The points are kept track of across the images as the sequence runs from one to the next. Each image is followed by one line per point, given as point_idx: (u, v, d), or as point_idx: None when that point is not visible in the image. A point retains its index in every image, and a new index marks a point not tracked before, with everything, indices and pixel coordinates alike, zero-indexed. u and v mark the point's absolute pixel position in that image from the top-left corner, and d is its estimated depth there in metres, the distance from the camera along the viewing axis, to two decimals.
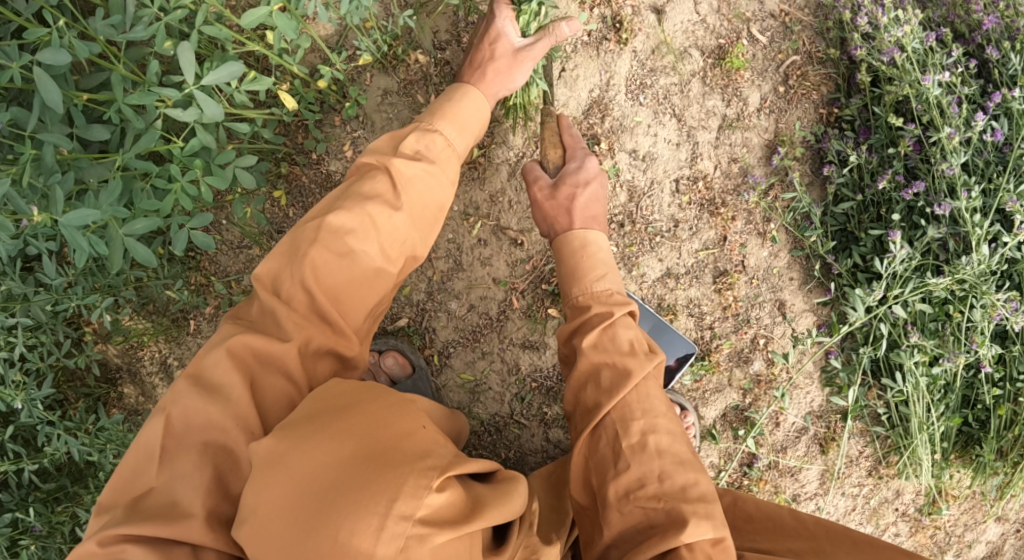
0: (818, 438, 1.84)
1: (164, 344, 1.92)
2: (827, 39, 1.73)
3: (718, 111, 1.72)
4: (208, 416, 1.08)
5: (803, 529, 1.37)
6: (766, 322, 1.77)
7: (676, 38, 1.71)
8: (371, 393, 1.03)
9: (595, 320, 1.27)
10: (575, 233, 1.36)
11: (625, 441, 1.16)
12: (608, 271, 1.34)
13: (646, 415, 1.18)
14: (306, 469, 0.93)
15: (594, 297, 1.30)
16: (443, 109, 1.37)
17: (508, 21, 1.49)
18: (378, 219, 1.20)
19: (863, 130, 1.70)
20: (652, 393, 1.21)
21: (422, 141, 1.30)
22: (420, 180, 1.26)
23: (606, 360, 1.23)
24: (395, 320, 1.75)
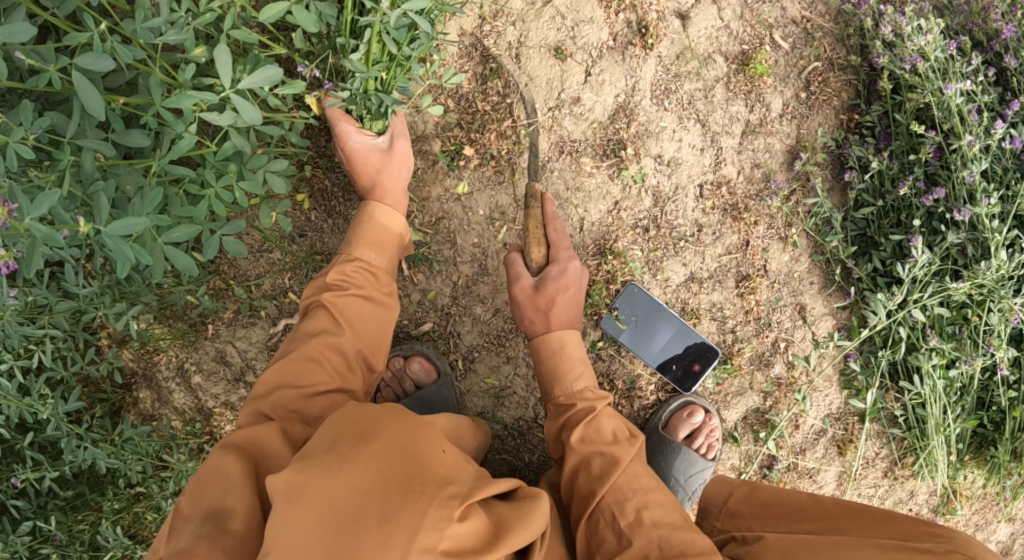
0: (836, 440, 1.86)
1: (181, 349, 1.91)
2: (848, 45, 1.75)
3: (742, 117, 1.74)
4: (215, 491, 1.19)
5: (820, 511, 1.38)
6: (787, 325, 1.79)
7: (700, 43, 1.71)
8: (388, 418, 1.09)
9: (579, 418, 1.43)
10: (551, 335, 1.51)
11: (623, 519, 1.30)
12: (584, 366, 1.50)
13: (637, 494, 1.32)
14: (329, 499, 0.99)
15: (575, 396, 1.47)
16: (355, 237, 1.53)
17: (359, 135, 1.58)
18: (327, 350, 1.38)
19: (883, 137, 1.72)
20: (641, 473, 1.37)
21: (343, 271, 1.47)
22: (354, 305, 1.45)
23: (593, 451, 1.39)
24: (419, 325, 1.74)
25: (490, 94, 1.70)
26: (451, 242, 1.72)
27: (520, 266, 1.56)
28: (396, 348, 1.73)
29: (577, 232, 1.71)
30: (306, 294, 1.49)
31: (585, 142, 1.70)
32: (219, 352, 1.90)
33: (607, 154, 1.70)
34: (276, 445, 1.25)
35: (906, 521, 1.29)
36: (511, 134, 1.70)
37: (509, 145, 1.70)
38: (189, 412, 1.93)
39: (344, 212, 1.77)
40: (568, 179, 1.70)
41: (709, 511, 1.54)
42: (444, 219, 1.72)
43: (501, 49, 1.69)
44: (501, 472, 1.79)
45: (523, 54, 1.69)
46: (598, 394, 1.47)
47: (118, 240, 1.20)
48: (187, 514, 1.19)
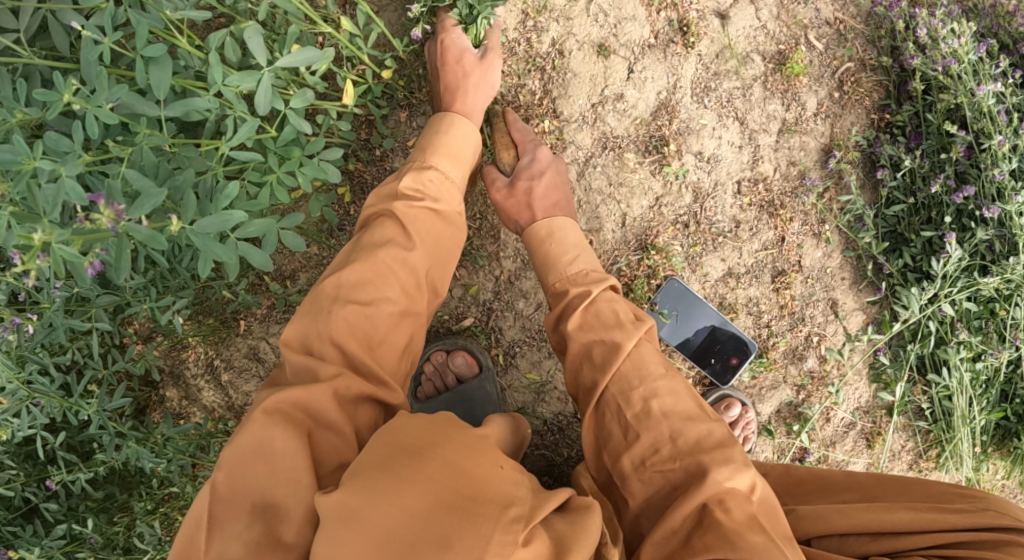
0: (865, 432, 1.90)
1: (211, 346, 1.89)
2: (879, 47, 1.79)
3: (779, 115, 1.77)
4: (259, 469, 1.05)
5: (855, 485, 1.35)
6: (820, 320, 1.83)
7: (739, 42, 1.74)
8: (441, 431, 1.00)
9: (574, 302, 1.35)
10: (539, 223, 1.46)
11: (629, 410, 1.19)
12: (579, 250, 1.43)
13: (645, 381, 1.21)
14: (384, 527, 0.91)
15: (569, 279, 1.39)
16: (434, 144, 1.45)
17: (459, 37, 1.53)
18: (396, 263, 1.27)
19: (914, 136, 1.76)
20: (648, 357, 1.26)
21: (419, 178, 1.39)
22: (425, 218, 1.35)
23: (596, 338, 1.29)
24: (460, 320, 1.76)
25: (533, 89, 1.71)
26: (494, 237, 1.72)
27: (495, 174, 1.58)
28: (438, 342, 1.74)
29: (620, 228, 1.74)
30: (370, 203, 1.39)
31: (627, 139, 1.73)
32: (252, 349, 1.89)
33: (650, 150, 1.73)
34: (329, 406, 1.12)
35: (942, 491, 1.27)
36: (555, 129, 1.72)
37: (553, 141, 1.72)
38: (218, 410, 1.90)
39: None
40: (611, 175, 1.73)
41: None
42: (487, 213, 1.72)
43: (544, 45, 1.70)
44: (539, 467, 1.79)
45: (567, 50, 1.71)
46: (590, 273, 1.39)
47: (205, 237, 1.14)
48: (227, 499, 1.04)
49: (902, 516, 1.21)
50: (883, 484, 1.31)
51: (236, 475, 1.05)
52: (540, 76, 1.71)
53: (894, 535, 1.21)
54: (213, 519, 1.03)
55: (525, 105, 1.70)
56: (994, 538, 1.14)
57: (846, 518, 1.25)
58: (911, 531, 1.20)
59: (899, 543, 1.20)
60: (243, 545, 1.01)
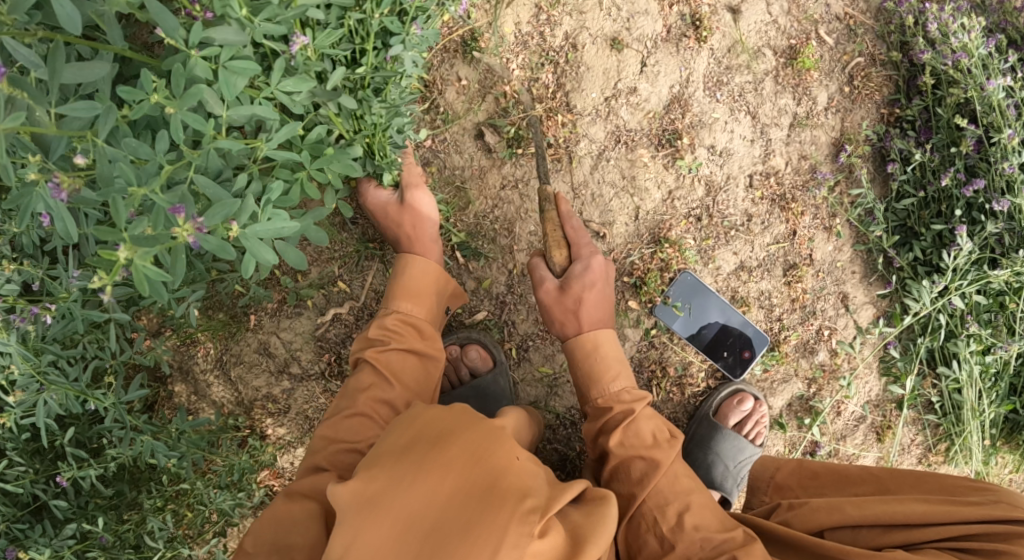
0: (875, 426, 1.90)
1: (220, 342, 1.88)
2: (888, 42, 1.80)
3: (790, 109, 1.78)
4: (276, 529, 1.19)
5: (869, 477, 1.35)
6: (830, 314, 1.84)
7: (750, 37, 1.75)
8: (459, 420, 1.00)
9: (617, 420, 1.38)
10: (584, 336, 1.43)
11: (664, 523, 1.26)
12: (624, 367, 1.43)
13: (679, 497, 1.29)
14: (404, 512, 0.90)
15: (613, 398, 1.40)
16: (395, 288, 1.50)
17: (376, 193, 1.57)
18: (377, 404, 1.35)
19: (923, 131, 1.76)
20: (682, 474, 1.34)
21: (383, 329, 1.44)
22: (396, 358, 1.41)
23: (634, 453, 1.34)
24: (473, 313, 1.75)
25: (546, 83, 1.71)
26: (508, 230, 1.73)
27: (543, 270, 1.51)
28: (452, 336, 1.73)
29: (632, 221, 1.75)
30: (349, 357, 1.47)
31: (641, 132, 1.73)
32: (263, 344, 1.89)
33: (662, 144, 1.74)
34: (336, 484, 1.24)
35: (954, 481, 1.27)
36: (569, 123, 1.72)
37: (568, 134, 1.72)
38: (228, 405, 1.90)
39: None
40: (623, 168, 1.74)
41: (755, 487, 1.48)
42: (501, 207, 1.73)
43: (558, 39, 1.71)
44: (552, 462, 1.79)
45: (580, 44, 1.71)
46: (631, 391, 1.41)
47: (255, 241, 1.16)
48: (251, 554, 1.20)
49: (918, 508, 1.20)
50: (897, 477, 1.31)
51: (262, 530, 1.20)
52: (553, 70, 1.71)
53: (908, 527, 1.21)
54: None
55: (538, 99, 1.71)
56: (1008, 529, 1.13)
57: (860, 509, 1.24)
58: (926, 522, 1.19)
59: (912, 534, 1.19)
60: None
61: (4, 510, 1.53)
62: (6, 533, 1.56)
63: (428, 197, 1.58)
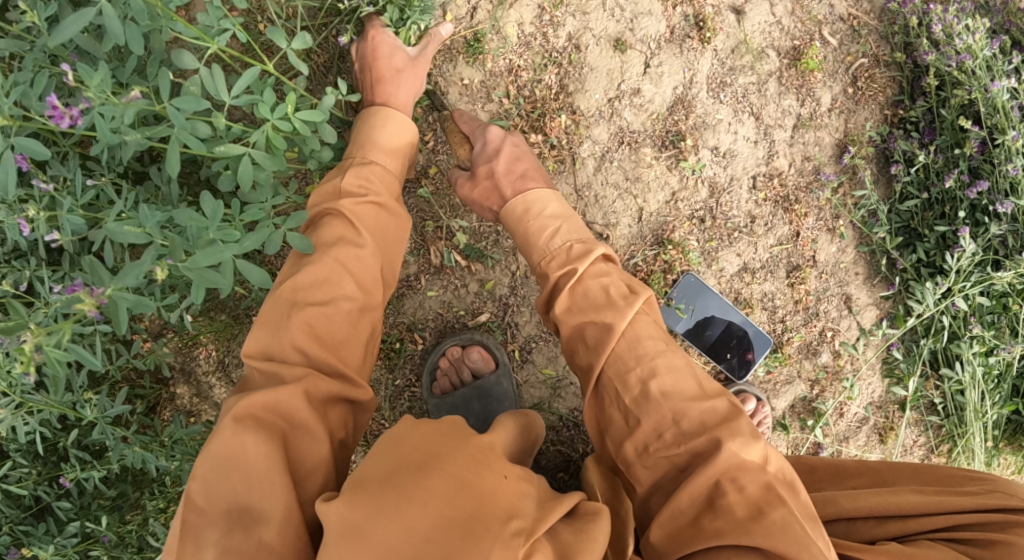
0: (877, 427, 1.90)
1: (221, 344, 1.91)
2: (892, 42, 1.79)
3: (794, 111, 1.78)
4: (234, 480, 1.03)
5: (867, 471, 1.34)
6: (833, 315, 1.83)
7: (755, 38, 1.75)
8: (446, 443, 0.98)
9: (562, 281, 1.32)
10: (514, 201, 1.43)
11: (627, 395, 1.17)
12: (566, 222, 1.40)
13: (640, 362, 1.19)
14: (386, 543, 0.89)
15: (553, 258, 1.36)
16: (373, 138, 1.44)
17: (388, 36, 1.53)
18: (350, 261, 1.27)
19: (928, 131, 1.76)
20: (644, 334, 1.22)
21: (362, 172, 1.38)
22: (371, 214, 1.34)
23: (585, 318, 1.26)
24: (476, 315, 1.75)
25: (550, 83, 1.71)
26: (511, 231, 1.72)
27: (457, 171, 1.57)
28: (454, 337, 1.73)
29: (636, 223, 1.74)
30: (312, 202, 1.36)
31: (644, 133, 1.73)
32: None
33: (666, 145, 1.73)
34: (299, 406, 1.11)
35: (950, 472, 1.28)
36: (573, 123, 1.71)
37: (571, 135, 1.71)
38: None
39: None
40: (626, 169, 1.73)
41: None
42: None
43: (560, 39, 1.70)
44: (555, 463, 1.79)
45: (583, 44, 1.70)
46: (574, 245, 1.35)
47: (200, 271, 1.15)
48: (204, 507, 1.03)
49: (912, 498, 1.20)
50: (894, 469, 1.32)
51: (214, 487, 1.03)
52: (556, 70, 1.70)
53: (902, 517, 1.20)
54: (188, 532, 1.02)
55: (541, 100, 1.70)
56: (1005, 517, 1.14)
57: (853, 501, 1.24)
58: (919, 512, 1.19)
59: (904, 524, 1.19)
60: (218, 549, 0.99)
61: (6, 511, 1.55)
62: (8, 534, 1.58)
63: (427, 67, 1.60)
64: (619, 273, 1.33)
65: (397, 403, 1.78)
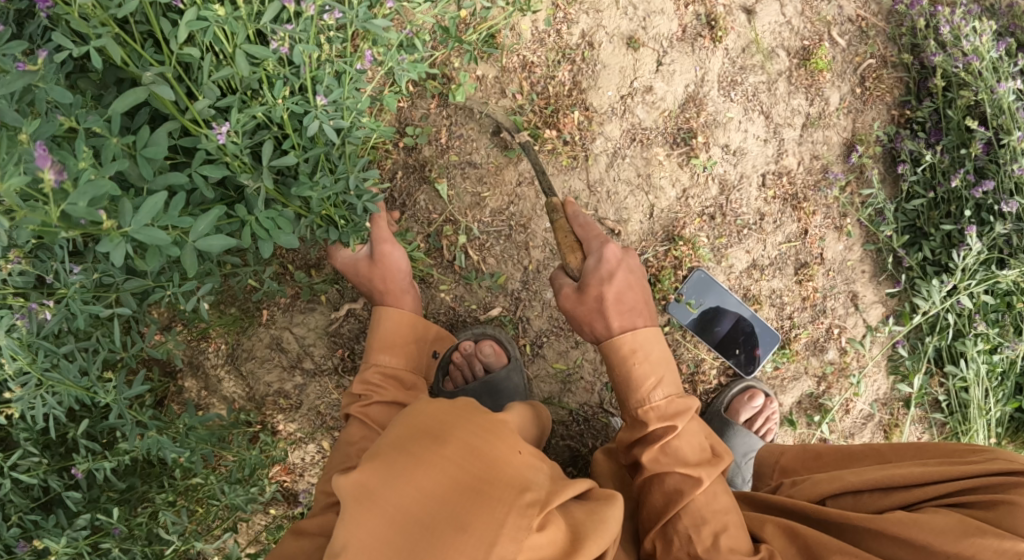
0: (882, 424, 1.92)
1: (232, 336, 1.95)
2: (899, 44, 1.82)
3: (803, 110, 1.80)
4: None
5: (872, 452, 1.34)
6: (840, 312, 1.86)
7: (765, 37, 1.77)
8: (459, 419, 1.00)
9: (659, 436, 1.26)
10: (621, 337, 1.28)
11: (699, 545, 1.18)
12: (665, 366, 1.29)
13: (715, 518, 1.20)
14: (399, 507, 0.91)
15: (654, 408, 1.26)
16: (372, 343, 1.50)
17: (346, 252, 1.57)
18: (369, 455, 1.35)
19: (934, 132, 1.78)
20: (721, 491, 1.24)
21: (366, 380, 1.45)
22: (382, 409, 1.42)
23: (669, 468, 1.24)
24: (487, 310, 1.76)
25: (563, 81, 1.72)
26: (524, 227, 1.74)
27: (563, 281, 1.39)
28: (467, 331, 1.74)
29: (647, 219, 1.76)
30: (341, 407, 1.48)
31: (656, 130, 1.74)
32: (276, 337, 1.96)
33: (678, 142, 1.75)
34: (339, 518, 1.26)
35: (954, 445, 1.26)
36: (585, 120, 1.73)
37: (583, 131, 1.73)
38: (239, 401, 1.97)
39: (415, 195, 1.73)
40: (638, 166, 1.75)
41: (761, 474, 1.48)
42: (517, 204, 1.73)
43: (574, 36, 1.72)
44: (564, 459, 1.80)
45: (595, 42, 1.72)
46: (673, 401, 1.27)
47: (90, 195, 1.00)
48: None
49: (914, 469, 1.21)
50: (896, 447, 1.31)
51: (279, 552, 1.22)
52: (568, 68, 1.72)
53: (906, 488, 1.20)
54: None
55: (555, 97, 1.72)
56: (1006, 478, 1.12)
57: (858, 476, 1.26)
58: (922, 481, 1.19)
59: (907, 494, 1.19)
60: None
61: (18, 501, 1.57)
62: (19, 524, 1.60)
63: (400, 251, 1.58)
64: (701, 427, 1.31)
65: None
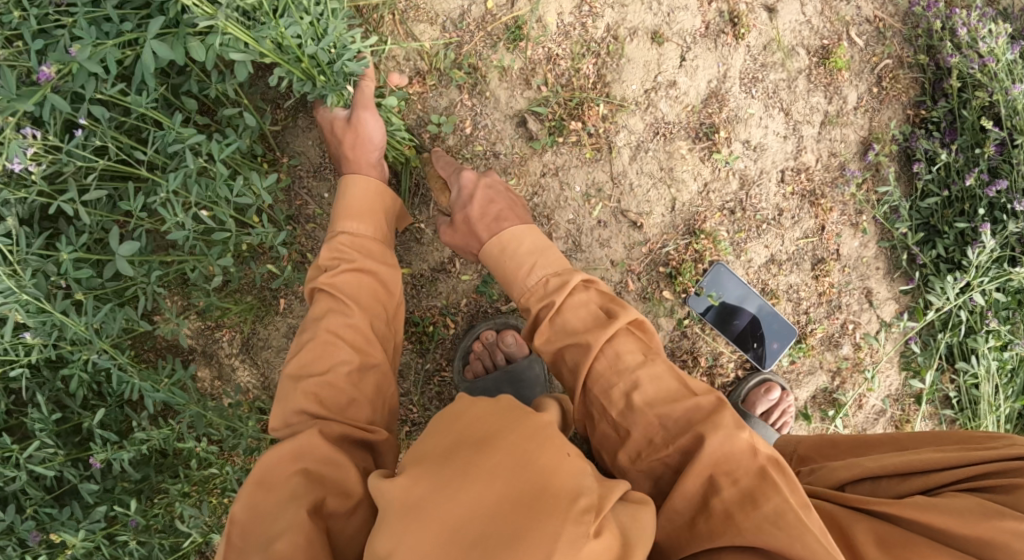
0: (894, 420, 1.94)
1: (248, 325, 1.94)
2: (915, 45, 1.84)
3: (821, 108, 1.83)
4: (269, 505, 1.12)
5: (889, 440, 1.33)
6: (855, 308, 1.88)
7: (786, 36, 1.80)
8: (505, 419, 0.96)
9: (543, 314, 1.25)
10: (488, 241, 1.35)
11: (613, 410, 1.14)
12: (540, 252, 1.31)
13: (623, 376, 1.14)
14: (450, 516, 0.88)
15: (533, 289, 1.28)
16: (342, 208, 1.50)
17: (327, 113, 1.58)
18: (339, 328, 1.34)
19: (949, 132, 1.81)
20: (625, 349, 1.16)
21: (332, 247, 1.45)
22: (350, 279, 1.41)
23: (566, 342, 1.21)
24: (509, 301, 1.77)
25: (587, 73, 1.74)
26: (547, 219, 1.75)
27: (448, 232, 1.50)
28: (489, 322, 1.74)
29: (668, 212, 1.77)
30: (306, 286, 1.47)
31: (679, 125, 1.76)
32: (291, 327, 1.95)
33: (700, 137, 1.77)
34: (315, 444, 1.18)
35: (972, 433, 1.25)
36: (609, 114, 1.74)
37: (607, 124, 1.74)
38: (252, 390, 1.96)
39: (436, 185, 1.74)
40: (661, 160, 1.77)
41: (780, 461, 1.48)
42: (540, 195, 1.75)
43: (599, 30, 1.73)
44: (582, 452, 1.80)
45: (620, 36, 1.74)
46: (550, 278, 1.27)
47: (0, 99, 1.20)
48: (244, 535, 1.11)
49: (934, 455, 1.19)
50: (914, 435, 1.30)
51: (249, 501, 1.13)
52: (592, 61, 1.74)
53: (923, 474, 1.19)
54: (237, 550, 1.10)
55: (579, 89, 1.73)
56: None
57: (875, 462, 1.25)
58: (940, 467, 1.17)
59: (924, 480, 1.18)
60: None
61: (35, 490, 1.54)
62: (34, 516, 1.57)
63: (376, 119, 1.55)
64: (604, 293, 1.27)
65: (427, 387, 1.80)
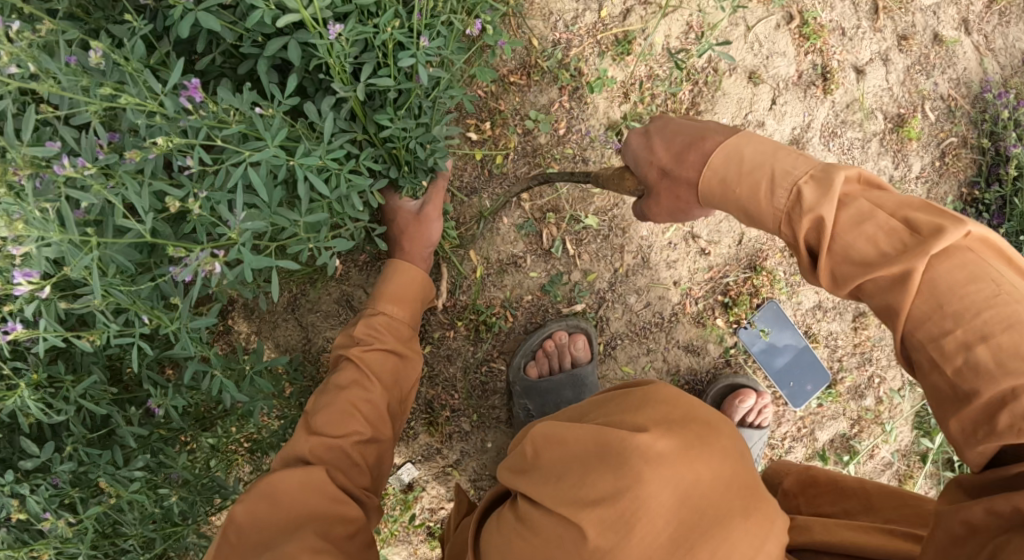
0: (898, 474, 2.01)
1: (300, 285, 1.93)
2: (979, 128, 1.95)
3: (887, 171, 1.93)
4: (270, 520, 1.18)
5: (860, 493, 1.13)
6: (883, 363, 1.96)
7: (869, 98, 1.89)
8: (717, 416, 1.02)
9: (814, 242, 0.96)
10: (711, 164, 1.08)
11: (945, 364, 0.82)
12: (770, 158, 1.03)
13: (967, 322, 0.81)
14: (690, 480, 0.91)
15: (794, 211, 0.97)
16: (382, 292, 1.53)
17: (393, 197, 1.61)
18: (359, 402, 1.36)
19: (997, 215, 1.90)
20: (973, 275, 0.83)
21: (370, 323, 1.48)
22: (382, 359, 1.44)
23: (857, 275, 0.91)
24: (571, 303, 1.81)
25: (684, 99, 1.80)
26: (623, 231, 1.80)
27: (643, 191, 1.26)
28: (562, 322, 1.79)
29: (735, 245, 1.84)
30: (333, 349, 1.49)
31: None
32: (343, 293, 1.95)
33: None
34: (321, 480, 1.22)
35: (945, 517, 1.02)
36: None
37: None
38: (292, 350, 1.96)
39: (521, 179, 1.76)
40: None
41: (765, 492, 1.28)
42: (620, 208, 1.80)
43: (702, 57, 1.79)
44: None
45: (719, 68, 1.80)
46: (802, 185, 0.98)
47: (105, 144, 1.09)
48: (238, 533, 1.17)
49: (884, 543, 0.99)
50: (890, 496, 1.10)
51: (252, 507, 1.18)
52: (692, 88, 1.80)
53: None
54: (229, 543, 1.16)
55: (673, 114, 1.79)
56: None
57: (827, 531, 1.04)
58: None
59: None
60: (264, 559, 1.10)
61: (78, 428, 1.47)
62: (71, 456, 1.50)
63: (439, 226, 1.64)
64: (878, 195, 0.94)
65: (473, 374, 1.83)
